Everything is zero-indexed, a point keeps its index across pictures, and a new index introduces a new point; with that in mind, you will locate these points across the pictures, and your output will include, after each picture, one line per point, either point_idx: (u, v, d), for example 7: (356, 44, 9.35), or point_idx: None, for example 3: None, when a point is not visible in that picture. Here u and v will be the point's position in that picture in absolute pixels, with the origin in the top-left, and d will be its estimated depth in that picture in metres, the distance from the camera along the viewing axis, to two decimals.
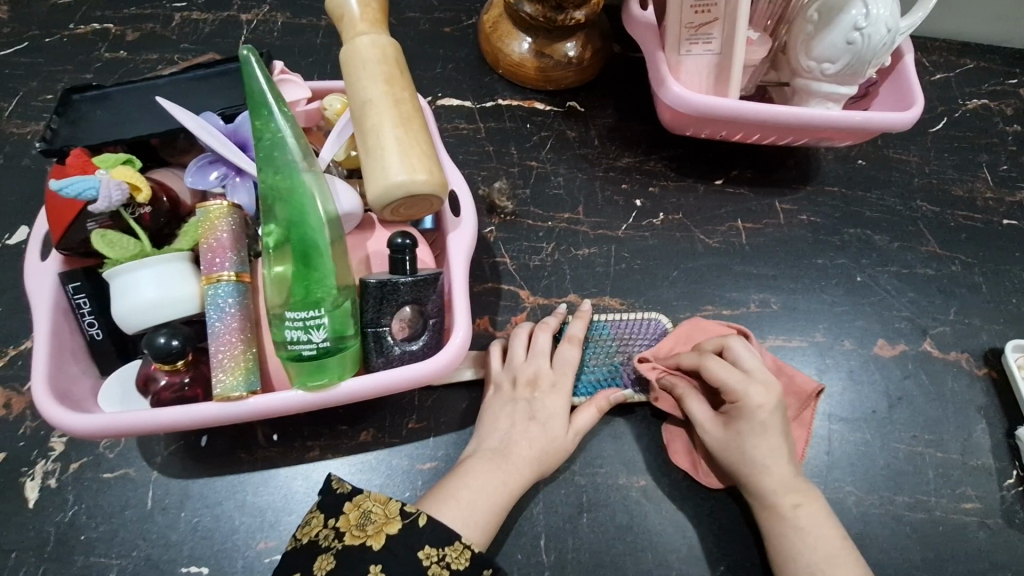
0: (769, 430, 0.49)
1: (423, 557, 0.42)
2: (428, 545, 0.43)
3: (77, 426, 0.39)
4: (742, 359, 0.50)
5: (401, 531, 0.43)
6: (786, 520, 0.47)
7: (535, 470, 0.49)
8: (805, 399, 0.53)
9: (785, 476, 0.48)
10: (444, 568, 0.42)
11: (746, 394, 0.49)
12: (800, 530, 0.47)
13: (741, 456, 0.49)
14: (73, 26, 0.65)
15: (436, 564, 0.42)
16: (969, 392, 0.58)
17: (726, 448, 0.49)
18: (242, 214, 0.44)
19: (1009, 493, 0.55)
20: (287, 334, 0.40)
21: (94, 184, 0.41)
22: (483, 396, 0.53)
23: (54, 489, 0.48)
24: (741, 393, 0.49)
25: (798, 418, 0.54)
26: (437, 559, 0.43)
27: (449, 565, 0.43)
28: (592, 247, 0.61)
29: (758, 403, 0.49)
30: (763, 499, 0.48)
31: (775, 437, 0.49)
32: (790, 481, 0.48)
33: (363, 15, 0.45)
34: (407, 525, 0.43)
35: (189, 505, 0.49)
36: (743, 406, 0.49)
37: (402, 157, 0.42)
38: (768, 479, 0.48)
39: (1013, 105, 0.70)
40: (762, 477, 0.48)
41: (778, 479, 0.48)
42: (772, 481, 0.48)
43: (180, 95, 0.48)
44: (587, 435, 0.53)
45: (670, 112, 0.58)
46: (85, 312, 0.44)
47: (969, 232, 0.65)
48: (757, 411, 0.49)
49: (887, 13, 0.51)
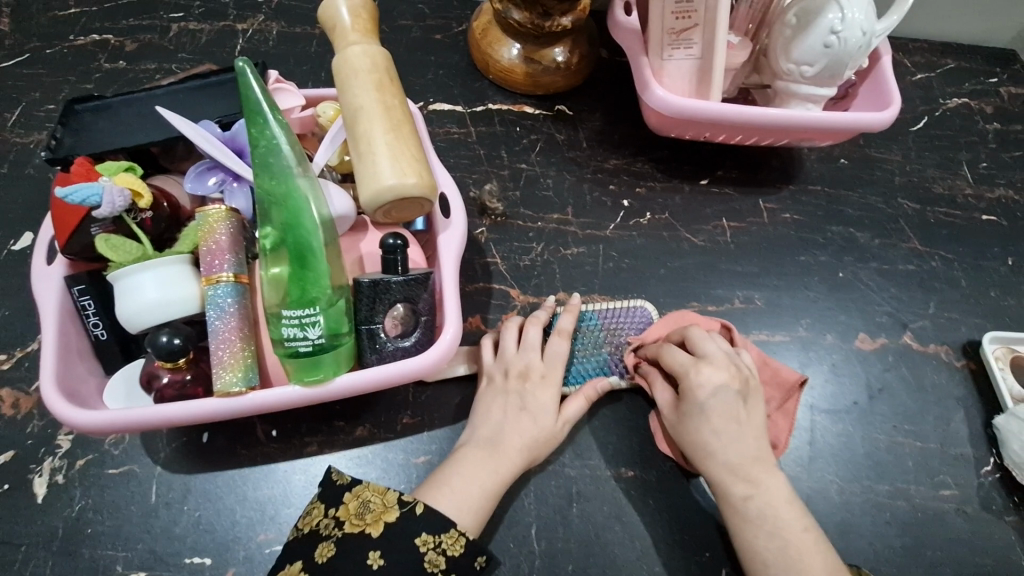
0: (715, 412, 0.50)
1: (419, 544, 0.44)
2: (425, 532, 0.45)
3: (83, 421, 0.41)
4: (701, 347, 0.52)
5: (398, 520, 0.45)
6: (754, 509, 0.48)
7: (527, 458, 0.51)
8: (788, 389, 0.55)
9: (742, 460, 0.49)
10: (440, 555, 0.44)
11: (690, 377, 0.51)
12: (767, 514, 0.48)
13: (692, 438, 0.50)
14: (73, 37, 0.67)
15: (433, 550, 0.44)
16: (949, 383, 0.60)
17: (681, 430, 0.51)
18: (239, 218, 0.46)
19: (986, 480, 0.56)
20: (283, 332, 0.42)
21: (98, 190, 0.42)
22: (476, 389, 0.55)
23: (61, 485, 0.50)
24: (687, 377, 0.51)
25: (781, 408, 0.55)
26: (433, 546, 0.44)
27: (444, 552, 0.44)
28: (581, 247, 0.63)
29: (702, 386, 0.51)
30: (720, 482, 0.49)
31: (726, 420, 0.50)
32: (750, 469, 0.49)
33: (354, 25, 0.47)
34: (405, 514, 0.45)
35: (192, 499, 0.50)
36: (689, 389, 0.51)
37: (393, 162, 0.44)
38: (719, 463, 0.49)
39: (993, 104, 0.72)
40: (713, 460, 0.49)
41: (731, 461, 0.49)
42: (725, 464, 0.49)
43: (179, 104, 0.50)
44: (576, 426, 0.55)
45: (655, 115, 0.60)
46: (90, 313, 0.46)
47: (949, 228, 0.66)
48: (699, 393, 0.50)
49: (861, 17, 0.53)
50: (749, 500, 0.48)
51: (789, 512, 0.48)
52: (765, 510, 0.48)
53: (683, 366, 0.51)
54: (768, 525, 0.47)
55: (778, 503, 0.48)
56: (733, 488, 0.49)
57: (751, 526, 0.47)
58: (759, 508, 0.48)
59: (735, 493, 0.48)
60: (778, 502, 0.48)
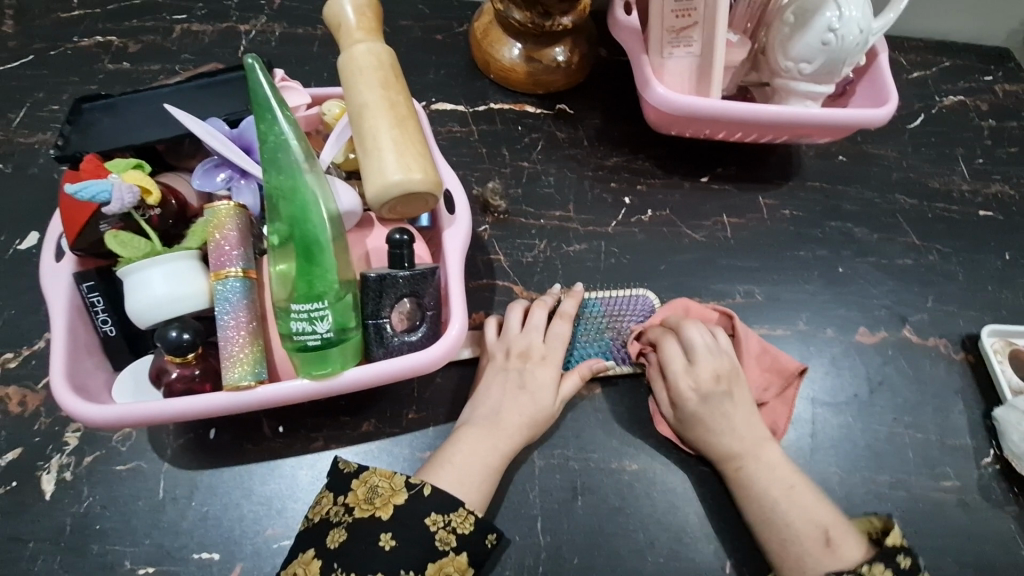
0: (707, 411, 0.53)
1: (430, 524, 0.45)
2: (434, 512, 0.45)
3: (94, 416, 0.41)
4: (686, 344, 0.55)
5: (408, 501, 0.45)
6: (757, 473, 0.51)
7: (525, 434, 0.51)
8: (788, 377, 0.56)
9: (739, 442, 0.52)
10: (450, 533, 0.45)
11: (681, 379, 0.53)
12: (768, 475, 0.50)
13: (688, 435, 0.53)
14: (77, 39, 0.67)
15: (443, 529, 0.45)
16: (948, 376, 0.61)
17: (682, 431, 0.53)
18: (247, 214, 0.47)
19: (986, 471, 0.57)
20: (292, 326, 0.42)
21: (107, 188, 0.43)
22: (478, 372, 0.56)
23: (69, 481, 0.50)
24: (678, 378, 0.53)
25: (781, 395, 0.56)
26: (443, 525, 0.45)
27: (454, 530, 0.45)
28: (583, 244, 0.63)
29: (692, 388, 0.53)
30: (721, 462, 0.52)
31: (717, 417, 0.53)
32: (746, 449, 0.52)
33: (359, 23, 0.48)
34: (413, 496, 0.45)
35: (199, 495, 0.51)
36: (679, 389, 0.53)
37: (399, 158, 0.45)
38: (712, 451, 0.52)
39: (988, 101, 0.73)
40: (707, 450, 0.53)
41: (728, 447, 0.52)
42: (721, 452, 0.52)
43: (185, 103, 0.50)
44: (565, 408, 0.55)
45: (655, 113, 0.61)
46: (98, 309, 0.46)
47: (946, 223, 0.67)
48: (689, 395, 0.53)
49: (859, 15, 0.54)
50: (754, 470, 0.51)
51: (791, 478, 0.51)
52: (768, 473, 0.51)
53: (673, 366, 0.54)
54: (769, 486, 0.50)
55: (782, 473, 0.51)
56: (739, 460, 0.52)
57: (756, 492, 0.50)
58: (762, 471, 0.51)
59: (738, 466, 0.51)
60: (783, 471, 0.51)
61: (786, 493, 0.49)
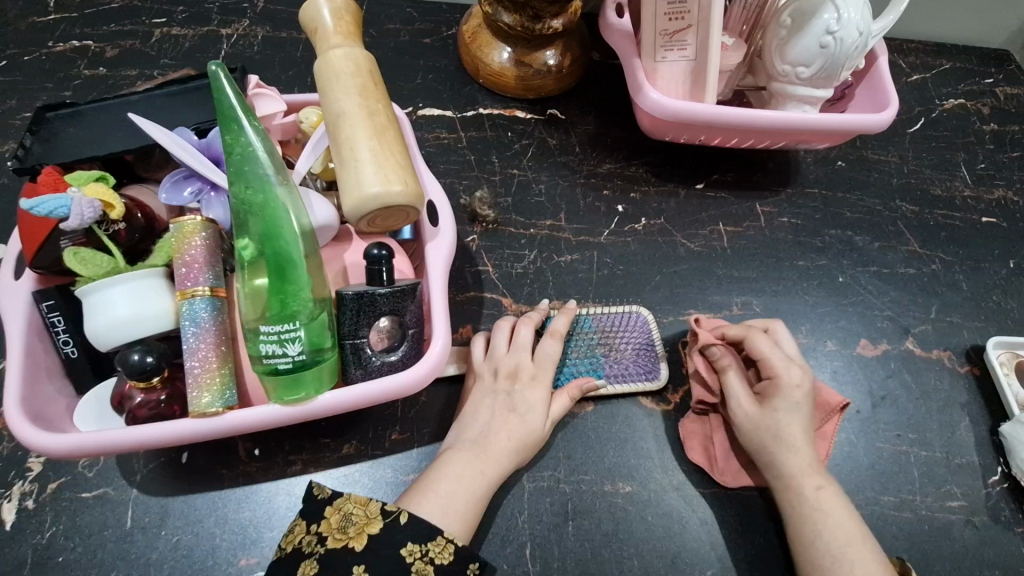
0: (802, 410, 0.51)
1: (406, 553, 0.42)
2: (411, 542, 0.43)
3: (51, 446, 0.38)
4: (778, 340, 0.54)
5: (383, 530, 0.43)
6: (807, 504, 0.48)
7: (515, 459, 0.49)
8: (829, 412, 0.53)
9: (803, 461, 0.49)
10: (428, 564, 0.42)
11: (782, 373, 0.51)
12: (823, 518, 0.47)
13: (772, 431, 0.50)
14: (52, 44, 0.65)
15: (420, 560, 0.42)
16: (952, 390, 0.59)
17: (761, 422, 0.51)
18: (217, 228, 0.44)
19: (994, 490, 0.55)
20: (261, 348, 0.40)
21: (66, 202, 0.40)
22: (466, 389, 0.53)
23: (31, 510, 0.48)
24: (779, 370, 0.51)
25: (820, 431, 0.54)
26: (420, 555, 0.42)
27: (432, 561, 0.42)
28: (575, 254, 0.61)
29: (794, 382, 0.51)
30: (787, 479, 0.49)
31: (804, 417, 0.51)
32: (809, 465, 0.49)
33: (337, 27, 0.45)
34: (388, 524, 0.43)
35: (170, 523, 0.48)
36: (777, 383, 0.51)
37: (376, 168, 0.42)
38: (787, 460, 0.49)
39: (989, 105, 0.71)
40: (783, 456, 0.49)
41: (800, 463, 0.49)
42: (791, 461, 0.49)
43: (154, 111, 0.48)
44: (556, 426, 0.53)
45: (649, 118, 0.58)
46: (59, 330, 0.44)
47: (949, 230, 0.65)
48: (791, 389, 0.51)
49: (858, 17, 0.52)
50: (806, 498, 0.48)
51: (851, 528, 0.47)
52: (822, 514, 0.47)
53: (771, 358, 0.52)
54: (824, 529, 0.47)
55: (833, 505, 0.48)
56: (796, 485, 0.49)
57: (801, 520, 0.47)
58: (812, 510, 0.47)
59: (790, 489, 0.49)
60: (839, 512, 0.47)
61: (832, 534, 0.46)
